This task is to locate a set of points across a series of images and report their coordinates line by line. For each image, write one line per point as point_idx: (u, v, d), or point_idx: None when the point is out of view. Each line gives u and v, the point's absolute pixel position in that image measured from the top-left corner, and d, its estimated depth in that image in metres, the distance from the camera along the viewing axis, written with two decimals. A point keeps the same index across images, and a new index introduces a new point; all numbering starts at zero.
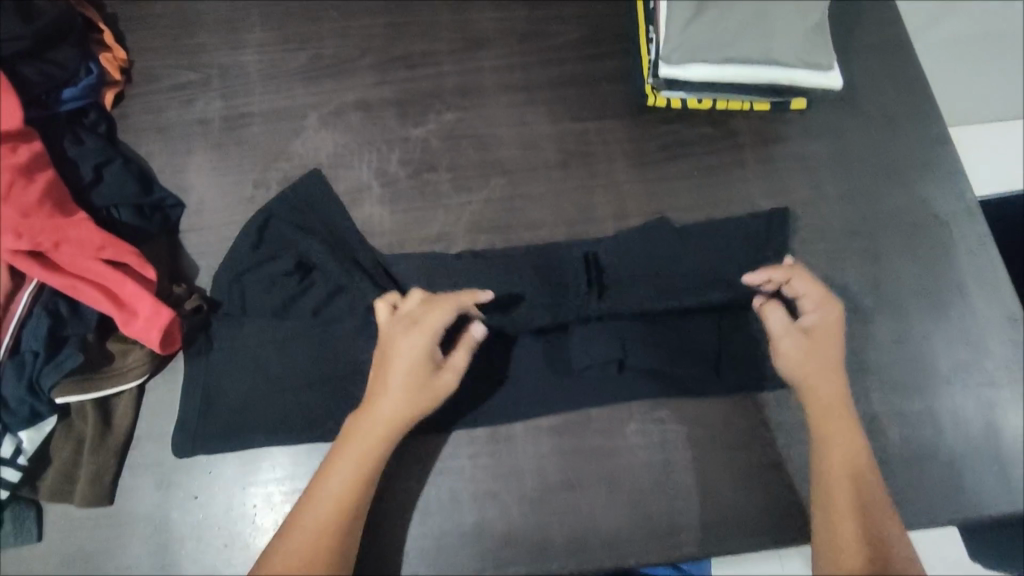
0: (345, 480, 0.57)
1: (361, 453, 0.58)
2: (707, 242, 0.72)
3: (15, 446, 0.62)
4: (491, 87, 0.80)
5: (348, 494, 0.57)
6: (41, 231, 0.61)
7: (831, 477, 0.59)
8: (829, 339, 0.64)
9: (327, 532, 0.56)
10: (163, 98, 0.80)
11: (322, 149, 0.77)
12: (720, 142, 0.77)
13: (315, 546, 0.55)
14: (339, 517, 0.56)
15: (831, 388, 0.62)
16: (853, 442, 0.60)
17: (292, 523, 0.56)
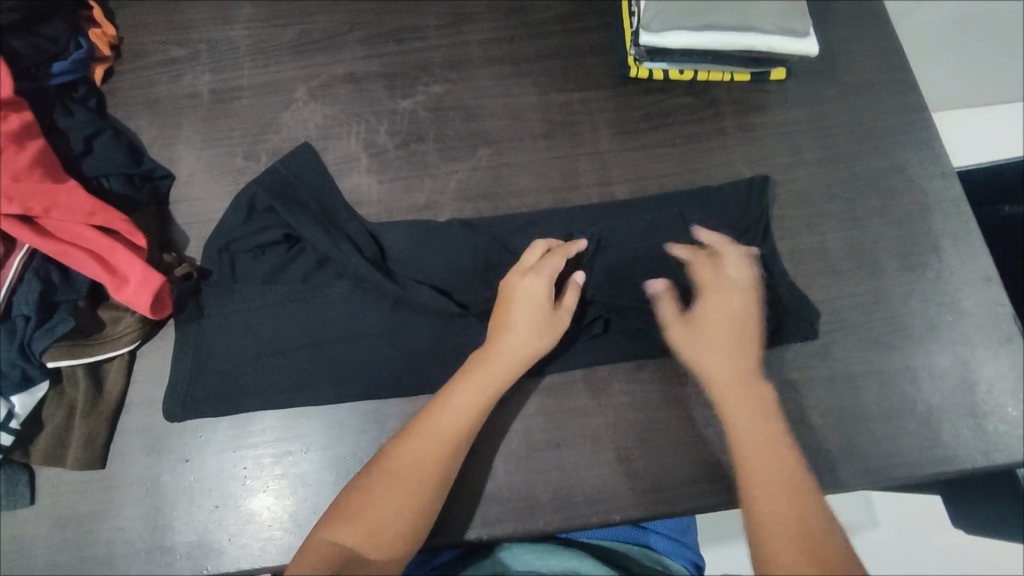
0: (467, 404, 0.60)
1: (477, 387, 0.61)
2: (688, 208, 0.73)
3: (7, 410, 0.62)
4: (477, 60, 0.81)
5: (457, 426, 0.59)
6: (32, 196, 0.62)
7: (749, 455, 0.58)
8: (720, 318, 0.65)
9: (430, 459, 0.57)
10: (152, 73, 0.81)
11: (311, 122, 0.78)
12: (703, 112, 0.79)
13: (412, 471, 0.57)
14: (443, 447, 0.58)
15: (722, 369, 0.63)
16: (764, 422, 0.60)
17: (399, 444, 0.58)
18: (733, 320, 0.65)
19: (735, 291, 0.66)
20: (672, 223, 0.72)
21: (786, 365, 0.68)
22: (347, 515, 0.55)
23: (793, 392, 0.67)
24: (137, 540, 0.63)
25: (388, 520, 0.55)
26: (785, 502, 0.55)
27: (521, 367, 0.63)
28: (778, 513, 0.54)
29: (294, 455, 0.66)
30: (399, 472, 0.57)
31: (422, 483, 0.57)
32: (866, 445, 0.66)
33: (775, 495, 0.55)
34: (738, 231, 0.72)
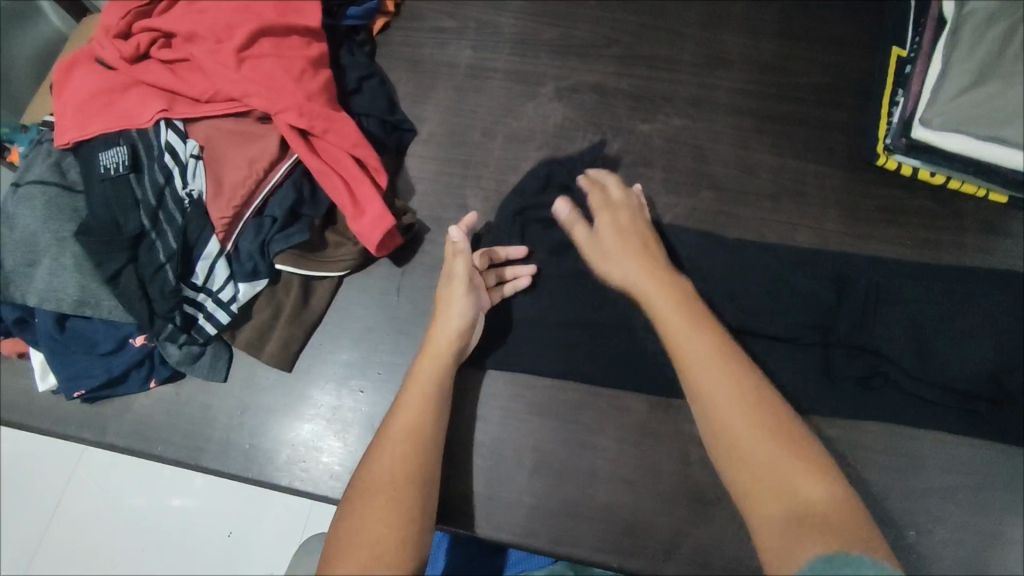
0: (414, 405, 0.58)
1: (422, 387, 0.59)
2: (918, 307, 0.68)
3: (233, 293, 0.68)
4: (722, 105, 0.82)
5: (416, 438, 0.56)
6: (316, 116, 0.69)
7: (709, 392, 0.50)
8: (616, 235, 0.66)
9: (405, 469, 0.54)
10: (421, 36, 0.87)
11: (551, 119, 0.82)
12: (945, 221, 0.75)
13: (389, 483, 0.53)
14: (410, 453, 0.55)
15: (638, 280, 0.61)
16: (703, 356, 0.52)
17: (376, 452, 0.55)
18: (638, 228, 0.66)
19: (637, 229, 0.66)
20: (882, 320, 0.68)
21: (974, 508, 0.63)
22: (344, 545, 0.48)
23: (977, 540, 0.62)
24: (301, 446, 0.67)
25: (385, 540, 0.49)
26: (767, 438, 0.47)
27: (450, 364, 0.62)
28: (765, 455, 0.46)
29: (456, 421, 0.68)
30: (378, 488, 0.52)
31: (400, 492, 0.52)
32: None
33: (751, 393, 0.51)
34: (962, 356, 0.66)
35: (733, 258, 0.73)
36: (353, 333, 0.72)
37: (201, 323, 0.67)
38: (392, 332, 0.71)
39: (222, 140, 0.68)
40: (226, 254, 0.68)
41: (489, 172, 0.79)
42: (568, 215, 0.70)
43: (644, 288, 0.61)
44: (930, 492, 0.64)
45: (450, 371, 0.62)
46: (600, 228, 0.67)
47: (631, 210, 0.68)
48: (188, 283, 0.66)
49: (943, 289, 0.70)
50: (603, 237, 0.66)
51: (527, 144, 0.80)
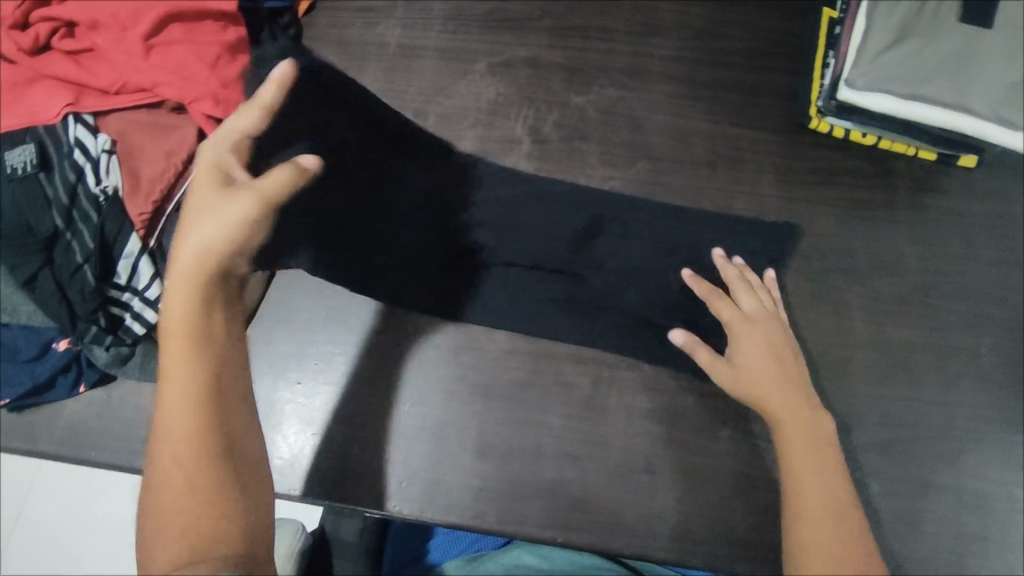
0: (178, 361, 0.51)
1: (184, 336, 0.51)
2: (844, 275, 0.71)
3: (160, 291, 0.65)
4: (657, 74, 0.81)
5: (199, 410, 0.50)
6: (235, 104, 0.67)
7: (808, 486, 0.55)
8: (765, 351, 0.63)
9: (190, 443, 0.49)
10: (349, 16, 0.85)
11: (483, 96, 0.80)
12: (874, 180, 0.75)
13: (176, 467, 0.48)
14: (190, 412, 0.49)
15: (763, 381, 0.61)
16: (821, 459, 0.56)
17: (159, 439, 0.49)
18: (777, 337, 0.64)
19: (769, 334, 0.64)
20: (804, 289, 0.71)
21: (909, 460, 0.64)
22: (152, 538, 0.46)
23: (910, 490, 0.63)
24: None
25: (197, 520, 0.47)
26: (831, 525, 0.53)
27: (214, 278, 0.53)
28: (834, 544, 0.51)
29: (398, 406, 0.67)
30: (169, 475, 0.48)
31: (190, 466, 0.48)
32: (978, 567, 0.61)
33: (816, 513, 0.53)
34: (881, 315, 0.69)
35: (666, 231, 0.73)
36: (290, 324, 0.70)
37: (128, 323, 0.65)
38: (330, 321, 0.70)
39: (136, 133, 0.66)
40: (149, 252, 0.66)
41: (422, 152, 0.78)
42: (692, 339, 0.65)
43: (776, 388, 0.60)
44: (868, 447, 0.65)
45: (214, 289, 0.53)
46: (738, 357, 0.63)
47: (766, 320, 0.65)
48: (111, 283, 0.64)
49: (862, 254, 0.72)
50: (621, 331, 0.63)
51: (461, 122, 0.79)
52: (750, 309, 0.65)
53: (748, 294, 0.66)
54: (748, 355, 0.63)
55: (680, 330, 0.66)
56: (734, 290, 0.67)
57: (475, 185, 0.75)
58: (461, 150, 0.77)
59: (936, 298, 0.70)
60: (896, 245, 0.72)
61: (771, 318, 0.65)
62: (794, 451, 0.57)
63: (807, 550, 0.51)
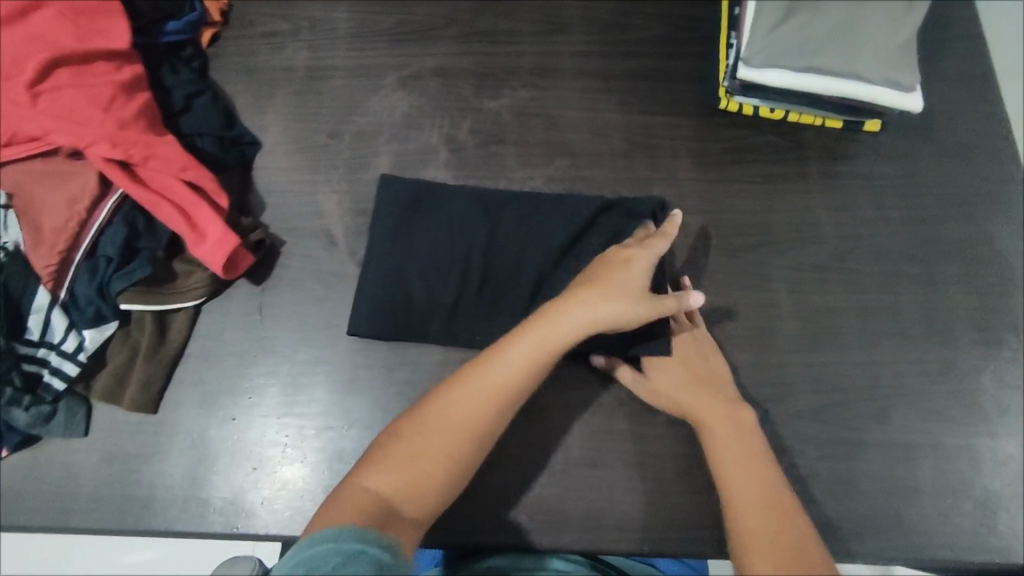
0: (515, 368, 0.57)
1: (535, 343, 0.58)
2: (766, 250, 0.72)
3: (78, 342, 0.64)
4: (568, 71, 0.82)
5: (486, 408, 0.57)
6: (135, 144, 0.65)
7: (741, 488, 0.55)
8: (681, 371, 0.64)
9: (475, 409, 0.56)
10: (254, 43, 0.84)
11: (397, 109, 0.80)
12: (786, 153, 0.77)
13: (457, 423, 0.56)
14: (486, 408, 0.57)
15: (687, 395, 0.62)
16: (751, 455, 0.57)
17: (454, 391, 0.57)
18: (697, 354, 0.65)
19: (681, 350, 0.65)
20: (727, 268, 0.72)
21: (840, 422, 0.66)
22: (388, 468, 0.54)
23: (844, 452, 0.65)
24: (176, 487, 0.64)
25: (428, 471, 0.55)
26: (768, 519, 0.53)
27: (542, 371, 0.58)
28: (766, 535, 0.52)
29: (337, 431, 0.66)
30: (445, 420, 0.56)
31: (439, 465, 0.55)
32: (915, 518, 0.63)
33: (758, 510, 0.54)
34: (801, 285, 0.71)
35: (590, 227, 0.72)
36: (219, 361, 0.69)
37: (47, 380, 0.64)
38: (260, 353, 0.69)
39: (33, 184, 0.64)
40: (61, 304, 0.64)
41: (339, 173, 0.77)
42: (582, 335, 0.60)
43: (695, 395, 0.62)
44: (801, 415, 0.66)
45: (543, 367, 0.58)
46: (656, 376, 0.64)
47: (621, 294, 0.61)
48: (23, 340, 0.63)
49: (785, 228, 0.73)
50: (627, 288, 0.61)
51: (376, 138, 0.78)
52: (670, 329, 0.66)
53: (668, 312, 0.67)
54: (668, 377, 0.64)
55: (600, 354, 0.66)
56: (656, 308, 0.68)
57: (416, 195, 0.74)
58: (378, 167, 0.77)
59: (853, 263, 0.71)
60: (811, 215, 0.74)
61: (697, 337, 0.66)
62: (729, 457, 0.58)
63: (749, 548, 0.52)
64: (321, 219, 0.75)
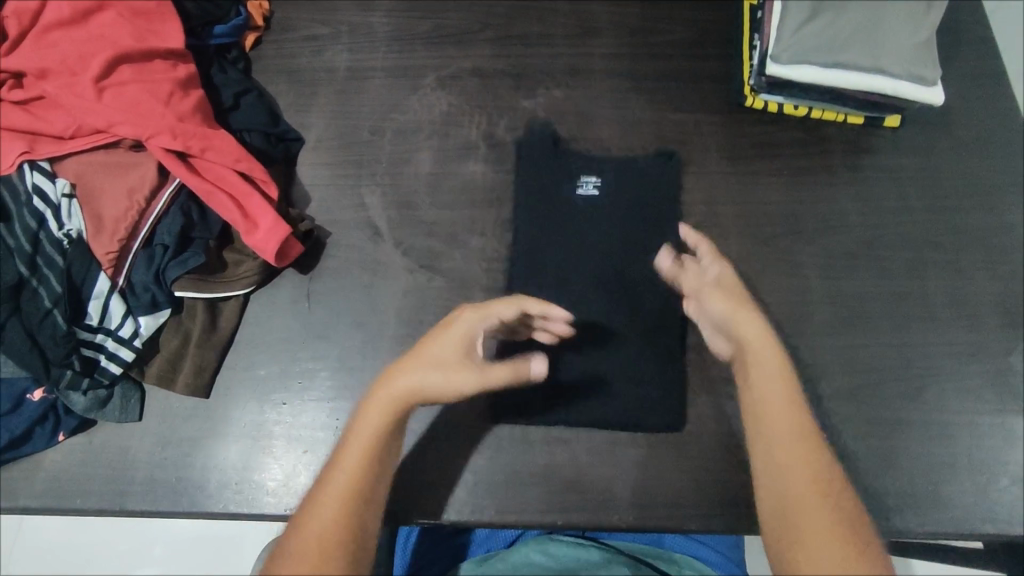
0: (363, 447, 0.55)
1: (376, 437, 0.55)
2: (797, 239, 0.75)
3: (134, 328, 0.66)
4: (598, 72, 0.85)
5: (381, 444, 0.55)
6: (192, 137, 0.67)
7: (794, 494, 0.53)
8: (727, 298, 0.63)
9: (353, 496, 0.53)
10: (296, 46, 0.87)
11: (436, 108, 0.83)
12: (811, 148, 0.80)
13: (334, 519, 0.52)
14: (358, 492, 0.53)
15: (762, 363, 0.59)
16: (806, 446, 0.55)
17: (318, 487, 0.54)
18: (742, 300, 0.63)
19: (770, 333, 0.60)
20: (759, 256, 0.74)
21: (876, 401, 0.68)
22: None
23: (881, 431, 0.67)
24: (231, 470, 0.66)
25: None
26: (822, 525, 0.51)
27: (393, 437, 0.56)
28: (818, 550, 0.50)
29: None
30: (323, 518, 0.52)
31: (353, 522, 0.52)
32: (952, 493, 0.65)
33: (807, 508, 0.52)
34: (831, 270, 0.73)
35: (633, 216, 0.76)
36: (269, 348, 0.71)
37: (103, 364, 0.65)
38: (309, 340, 0.71)
39: (94, 174, 0.67)
40: (119, 290, 0.66)
41: (382, 168, 0.79)
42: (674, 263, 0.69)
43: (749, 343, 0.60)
44: (837, 395, 0.68)
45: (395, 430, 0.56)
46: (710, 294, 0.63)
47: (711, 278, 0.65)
48: (82, 325, 0.64)
49: (811, 217, 0.76)
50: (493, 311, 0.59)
51: (416, 135, 0.81)
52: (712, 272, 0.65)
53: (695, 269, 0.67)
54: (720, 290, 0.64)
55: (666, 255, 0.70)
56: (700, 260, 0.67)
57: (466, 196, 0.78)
58: (420, 162, 0.79)
59: (880, 251, 0.74)
60: (837, 206, 0.77)
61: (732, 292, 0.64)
62: (776, 443, 0.55)
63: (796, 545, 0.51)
64: (365, 212, 0.77)
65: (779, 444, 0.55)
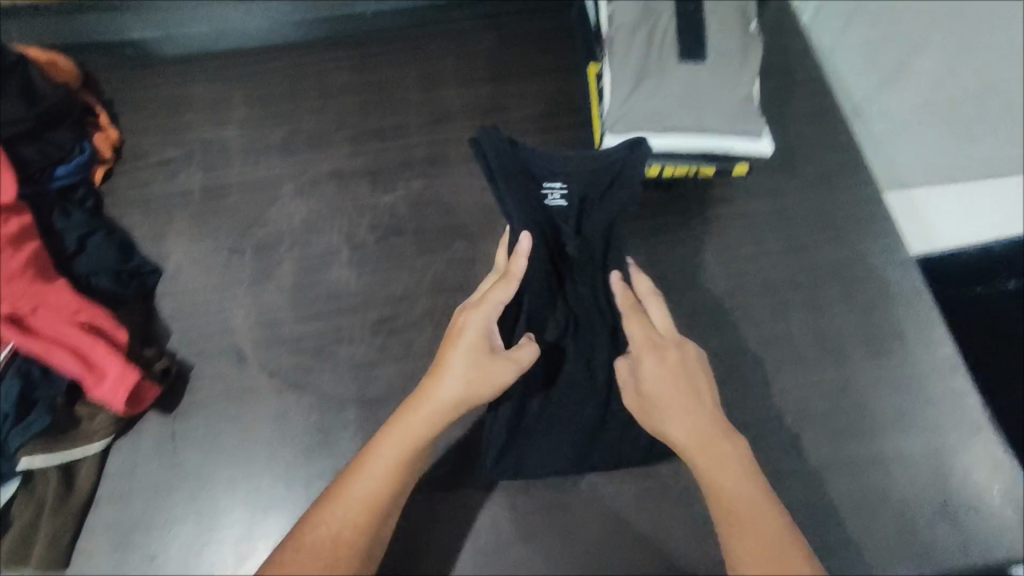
0: (385, 465, 0.57)
1: (398, 456, 0.57)
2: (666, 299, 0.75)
3: None
4: (456, 156, 0.85)
5: (397, 468, 0.57)
6: (24, 297, 0.66)
7: None
8: (664, 386, 0.58)
9: (362, 507, 0.55)
10: (149, 173, 0.86)
11: (295, 216, 0.82)
12: (667, 206, 0.81)
13: (340, 532, 0.54)
14: (369, 523, 0.55)
15: (702, 455, 0.55)
16: (770, 524, 0.51)
17: (330, 507, 0.55)
18: (681, 384, 0.58)
19: (695, 418, 0.56)
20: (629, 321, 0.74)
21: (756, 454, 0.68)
22: None
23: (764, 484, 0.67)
24: None
25: None
26: None
27: (413, 476, 0.58)
28: None
29: (262, 551, 0.65)
30: (328, 535, 0.54)
31: (356, 535, 0.54)
32: (841, 537, 0.65)
33: None
34: (700, 327, 0.74)
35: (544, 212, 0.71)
36: (131, 501, 0.67)
37: None
38: (174, 485, 0.67)
39: None
40: None
41: (244, 288, 0.78)
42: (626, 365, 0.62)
43: (682, 436, 0.56)
44: None
45: (411, 459, 0.58)
46: (642, 382, 0.59)
47: (661, 369, 0.59)
48: None
49: (675, 275, 0.77)
50: (519, 353, 0.60)
51: (277, 248, 0.80)
52: (648, 367, 0.59)
53: (626, 371, 0.61)
54: (653, 380, 0.59)
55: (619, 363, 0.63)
56: (641, 363, 0.60)
57: (329, 302, 0.76)
58: (282, 276, 0.78)
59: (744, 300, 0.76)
60: (698, 259, 0.78)
61: (671, 370, 0.58)
62: (737, 534, 0.52)
63: None
64: (229, 336, 0.75)
65: (732, 534, 0.52)
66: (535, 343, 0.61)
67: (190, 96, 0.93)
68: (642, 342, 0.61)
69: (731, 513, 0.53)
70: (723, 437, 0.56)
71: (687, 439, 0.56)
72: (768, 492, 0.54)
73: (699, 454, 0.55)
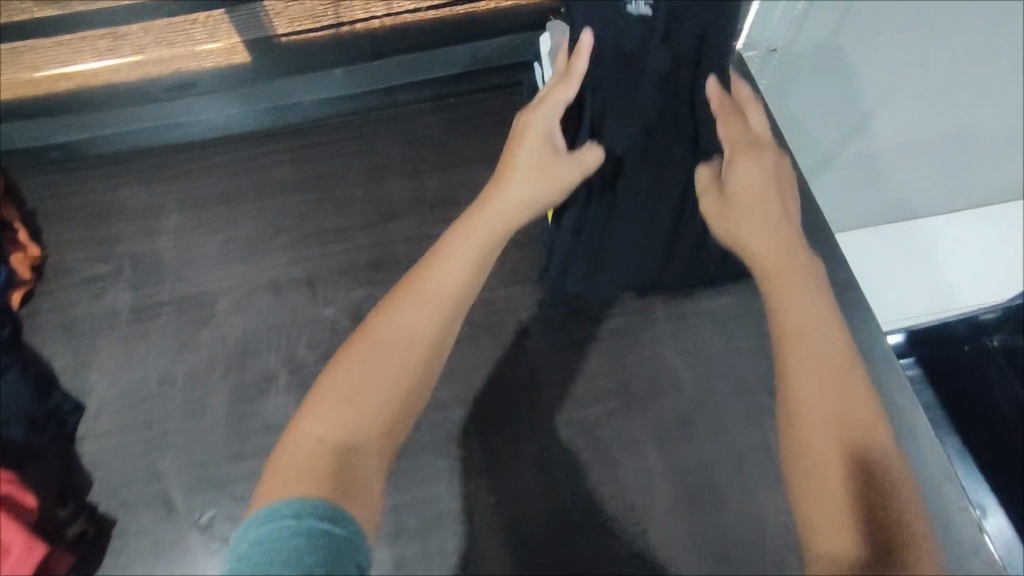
0: (449, 278, 0.55)
1: (456, 299, 0.54)
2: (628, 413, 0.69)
3: None
4: (403, 260, 0.80)
5: (452, 304, 0.54)
6: None
7: (819, 436, 0.48)
8: (771, 246, 0.57)
9: (426, 332, 0.52)
10: (73, 293, 0.80)
11: (230, 337, 0.76)
12: (630, 304, 0.75)
13: (399, 341, 0.51)
14: (435, 333, 0.52)
15: (804, 324, 0.53)
16: (854, 402, 0.50)
17: (393, 308, 0.53)
18: (805, 272, 0.56)
19: (799, 279, 0.55)
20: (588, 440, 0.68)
21: None
22: (323, 397, 0.50)
23: None
24: None
25: (373, 402, 0.49)
26: (835, 479, 0.47)
27: (465, 298, 0.55)
28: (840, 497, 0.46)
29: None
30: (392, 338, 0.52)
31: (417, 362, 0.51)
32: None
33: (831, 464, 0.47)
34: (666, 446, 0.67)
35: (626, 53, 0.65)
36: None
37: None
38: None
39: None
40: None
41: (173, 423, 0.71)
42: (707, 182, 0.66)
43: (764, 271, 0.57)
44: None
45: (468, 289, 0.55)
46: (732, 183, 0.61)
47: (765, 199, 0.60)
48: None
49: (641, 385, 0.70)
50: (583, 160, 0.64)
51: (210, 376, 0.73)
52: (765, 256, 0.57)
53: (709, 174, 0.66)
54: (742, 210, 0.60)
55: (705, 168, 0.66)
56: (736, 163, 0.62)
57: (265, 436, 0.70)
58: (214, 408, 0.72)
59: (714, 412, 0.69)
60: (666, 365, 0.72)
61: (804, 267, 0.57)
62: (819, 400, 0.49)
63: (813, 499, 0.47)
64: (156, 482, 0.68)
65: (802, 404, 0.50)
66: (600, 148, 0.65)
67: (119, 200, 0.86)
68: (740, 147, 0.62)
69: (799, 399, 0.50)
70: (821, 312, 0.54)
71: (776, 284, 0.56)
72: (871, 438, 0.48)
73: (776, 297, 0.55)
